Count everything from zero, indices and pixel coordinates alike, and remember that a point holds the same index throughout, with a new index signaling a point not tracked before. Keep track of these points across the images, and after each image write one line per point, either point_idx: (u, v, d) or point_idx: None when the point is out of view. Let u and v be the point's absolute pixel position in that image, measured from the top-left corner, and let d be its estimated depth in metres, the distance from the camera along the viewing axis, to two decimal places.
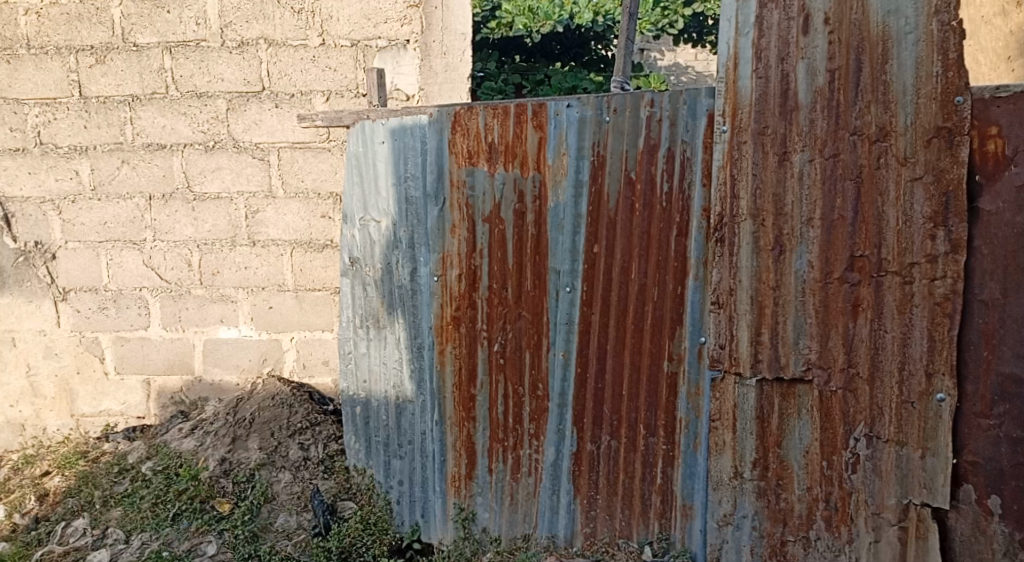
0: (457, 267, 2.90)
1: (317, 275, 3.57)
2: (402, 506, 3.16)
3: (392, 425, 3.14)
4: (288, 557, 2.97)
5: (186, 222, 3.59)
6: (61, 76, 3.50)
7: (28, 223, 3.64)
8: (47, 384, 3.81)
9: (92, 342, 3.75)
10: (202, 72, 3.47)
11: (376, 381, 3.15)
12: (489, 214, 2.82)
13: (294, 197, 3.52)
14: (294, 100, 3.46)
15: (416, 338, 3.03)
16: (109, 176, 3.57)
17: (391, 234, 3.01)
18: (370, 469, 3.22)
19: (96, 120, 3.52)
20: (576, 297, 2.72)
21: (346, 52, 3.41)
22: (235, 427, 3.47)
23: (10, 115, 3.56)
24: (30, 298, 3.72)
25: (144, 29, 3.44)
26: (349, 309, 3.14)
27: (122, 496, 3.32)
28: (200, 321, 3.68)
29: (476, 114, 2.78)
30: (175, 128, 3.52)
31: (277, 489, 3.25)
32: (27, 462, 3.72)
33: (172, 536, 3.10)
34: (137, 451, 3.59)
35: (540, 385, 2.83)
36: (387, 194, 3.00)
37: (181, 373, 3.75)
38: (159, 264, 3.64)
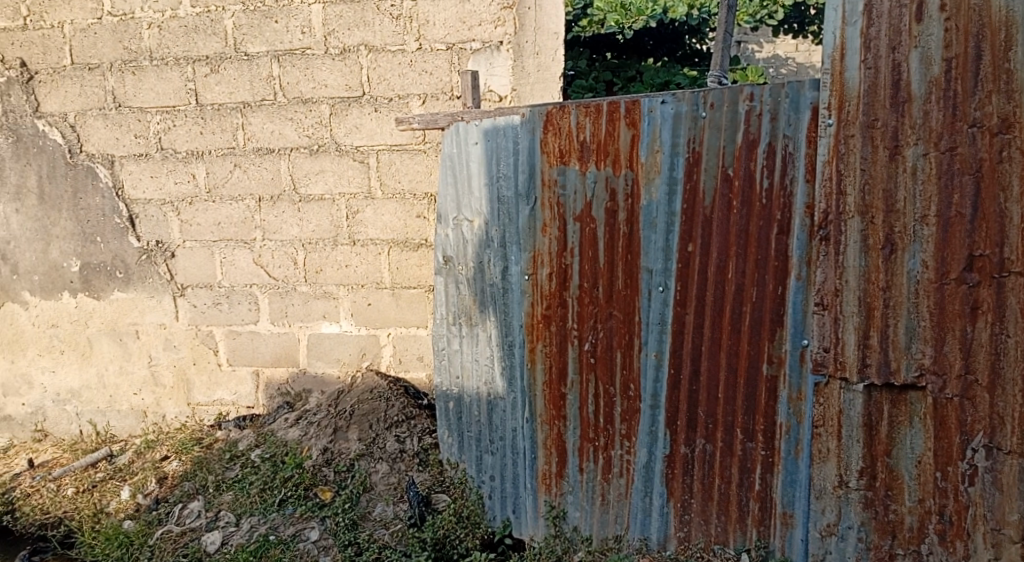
0: (548, 266, 2.92)
1: (413, 274, 3.69)
2: (493, 501, 3.23)
3: (483, 421, 3.21)
4: (385, 546, 3.06)
5: (292, 223, 3.76)
6: (179, 86, 3.72)
7: (150, 224, 3.88)
8: (167, 374, 4.06)
9: (207, 335, 3.98)
10: (307, 79, 3.62)
11: (467, 377, 3.23)
12: (580, 213, 2.82)
13: (392, 198, 3.64)
14: (393, 104, 3.56)
15: (507, 336, 3.08)
16: (222, 179, 3.78)
17: (483, 234, 3.07)
18: (462, 463, 3.31)
19: (211, 126, 3.73)
20: (670, 297, 2.69)
21: (442, 55, 3.49)
22: (336, 419, 3.62)
23: (134, 123, 3.79)
24: (152, 294, 3.97)
25: (255, 39, 3.62)
26: (443, 307, 3.23)
27: (233, 481, 3.52)
28: (304, 317, 3.85)
29: (568, 113, 2.78)
30: (283, 133, 3.69)
31: (375, 479, 3.35)
32: (148, 446, 3.98)
33: (279, 521, 3.24)
34: (247, 439, 3.79)
35: (632, 386, 2.81)
36: (480, 194, 3.05)
37: (286, 365, 3.94)
38: (268, 262, 3.83)
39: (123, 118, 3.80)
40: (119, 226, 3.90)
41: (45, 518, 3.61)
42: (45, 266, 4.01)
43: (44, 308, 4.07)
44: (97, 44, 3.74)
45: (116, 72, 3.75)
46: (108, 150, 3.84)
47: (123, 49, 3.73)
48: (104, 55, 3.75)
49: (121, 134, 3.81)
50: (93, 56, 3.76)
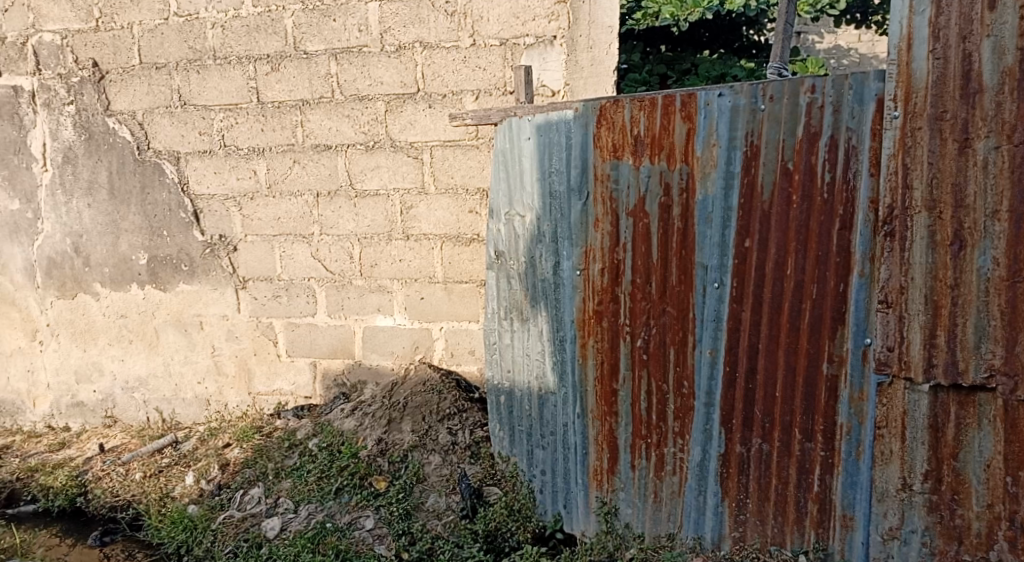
0: (601, 261, 2.91)
1: (465, 268, 3.72)
2: (545, 495, 3.25)
3: (534, 415, 3.23)
4: (438, 536, 3.11)
5: (348, 217, 3.83)
6: (242, 84, 3.82)
7: (214, 218, 4.00)
8: (229, 364, 4.18)
9: (267, 326, 4.09)
10: (363, 76, 3.68)
11: (519, 371, 3.24)
12: (633, 208, 2.80)
13: (445, 193, 3.67)
14: (446, 100, 3.59)
15: (558, 331, 3.08)
16: (282, 175, 3.87)
17: (535, 229, 3.07)
18: (513, 457, 3.34)
19: (272, 123, 3.83)
20: (726, 294, 2.65)
21: (495, 51, 3.50)
22: (390, 410, 3.68)
23: (199, 121, 3.90)
24: (215, 286, 4.09)
25: (314, 37, 3.70)
26: (495, 301, 3.25)
27: (292, 469, 3.61)
28: (359, 310, 3.93)
29: (622, 107, 2.76)
30: (340, 130, 3.76)
31: (428, 470, 3.39)
32: (212, 434, 4.12)
33: (335, 509, 3.32)
34: (305, 428, 3.88)
35: (685, 383, 2.79)
36: (532, 189, 3.06)
37: (342, 357, 4.02)
38: (325, 256, 3.91)
39: (188, 116, 3.91)
40: (184, 220, 4.02)
41: (115, 500, 3.75)
42: (114, 259, 4.15)
43: (114, 299, 4.21)
44: (164, 44, 3.86)
45: (181, 71, 3.87)
46: (174, 147, 3.96)
47: (189, 49, 3.84)
48: (170, 55, 3.87)
49: (186, 131, 3.93)
50: (161, 56, 3.88)
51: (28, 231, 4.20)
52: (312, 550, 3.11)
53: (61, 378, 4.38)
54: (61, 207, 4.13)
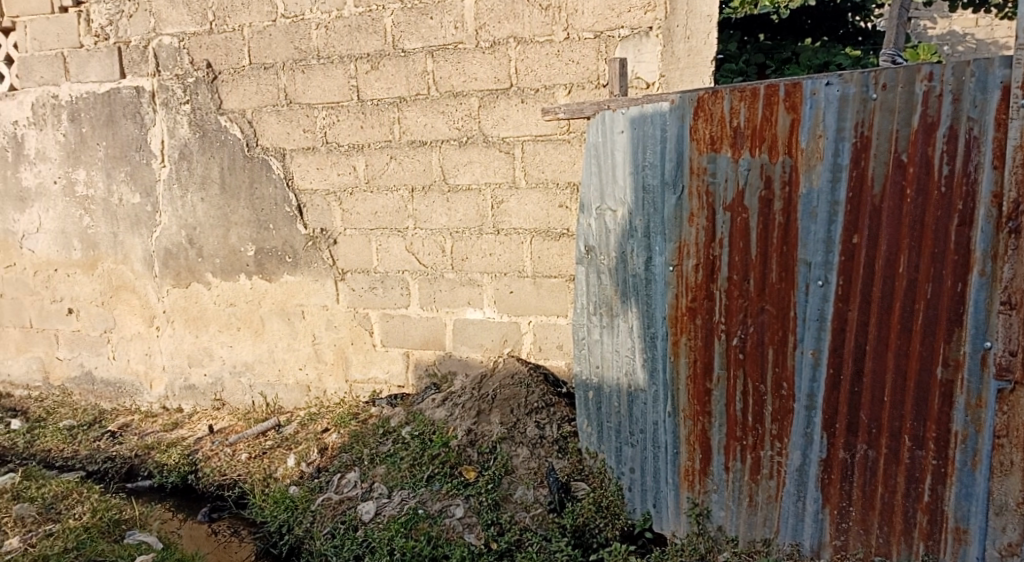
0: (695, 257, 2.85)
1: (554, 262, 3.74)
2: (633, 493, 3.22)
3: (623, 412, 3.20)
4: (526, 529, 3.14)
5: (441, 212, 3.90)
6: (343, 83, 3.95)
7: (316, 212, 4.15)
8: (328, 352, 4.34)
9: (363, 317, 4.22)
10: (458, 73, 3.73)
11: (608, 367, 3.22)
12: (731, 202, 2.73)
13: (535, 187, 3.69)
14: (539, 94, 3.61)
15: (649, 327, 3.04)
16: (379, 170, 3.98)
17: (626, 224, 3.03)
18: (601, 453, 3.33)
19: (370, 120, 3.94)
20: (830, 292, 2.57)
21: (589, 44, 3.48)
22: (479, 402, 3.72)
23: (303, 119, 4.06)
24: (316, 277, 4.25)
25: (412, 35, 3.78)
26: (585, 296, 3.25)
27: (385, 455, 3.71)
28: (451, 303, 4.00)
29: (721, 98, 2.69)
30: (435, 126, 3.82)
31: (516, 462, 3.42)
32: (311, 419, 4.30)
33: (426, 496, 3.38)
34: (398, 416, 3.98)
35: (784, 384, 2.72)
36: (625, 183, 3.02)
37: (434, 348, 4.10)
38: (419, 250, 4.00)
39: (293, 114, 4.08)
40: (288, 214, 4.19)
41: (223, 479, 3.96)
42: (225, 251, 4.37)
43: (224, 289, 4.44)
44: (271, 45, 4.04)
45: (287, 71, 4.03)
46: (279, 144, 4.14)
47: (295, 49, 4.00)
48: (277, 55, 4.04)
49: (291, 129, 4.10)
50: (269, 56, 4.06)
51: (148, 223, 4.47)
52: (405, 534, 3.20)
53: (175, 362, 4.65)
54: (177, 200, 4.37)
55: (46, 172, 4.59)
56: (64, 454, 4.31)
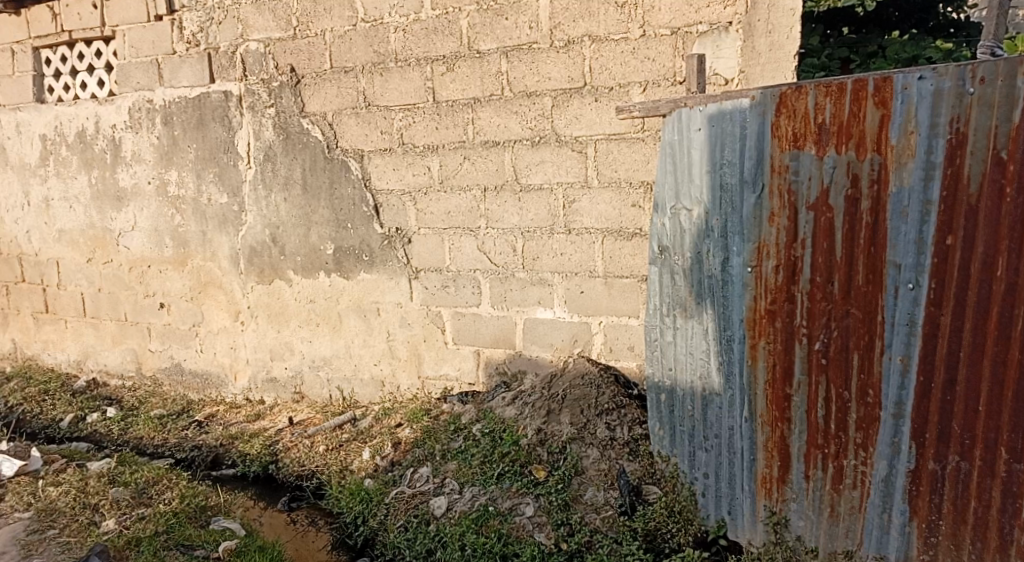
0: (775, 258, 2.80)
1: (626, 263, 3.71)
2: (707, 499, 3.16)
3: (697, 416, 3.14)
4: (596, 530, 3.14)
5: (513, 212, 3.92)
6: (420, 85, 4.01)
7: (392, 212, 4.23)
8: (402, 348, 4.42)
9: (436, 315, 4.27)
10: (532, 72, 3.74)
11: (681, 370, 3.16)
12: (814, 201, 2.68)
13: (608, 186, 3.67)
14: (613, 93, 3.59)
15: (725, 330, 2.98)
16: (453, 171, 4.02)
17: (702, 223, 2.97)
18: (674, 457, 3.26)
19: (446, 121, 3.99)
20: (921, 295, 2.54)
21: (666, 41, 3.45)
22: (549, 401, 3.72)
23: (381, 120, 4.14)
24: (391, 276, 4.33)
25: (487, 37, 3.81)
26: (657, 297, 3.18)
27: (457, 452, 3.75)
28: (522, 302, 4.01)
29: (805, 94, 2.65)
30: (508, 126, 3.84)
31: (586, 464, 3.41)
32: (385, 413, 4.39)
33: (497, 493, 3.41)
34: (469, 413, 4.02)
35: (871, 391, 2.68)
36: (700, 182, 2.96)
37: (504, 347, 4.12)
38: (491, 249, 4.03)
39: (371, 116, 4.17)
40: (365, 214, 4.29)
41: (302, 470, 4.09)
42: (306, 249, 4.50)
43: (304, 286, 4.57)
44: (351, 49, 4.14)
45: (367, 74, 4.13)
46: (358, 145, 4.24)
47: (374, 53, 4.09)
48: (357, 59, 4.14)
49: (370, 131, 4.19)
50: (348, 60, 4.16)
51: (235, 222, 4.65)
52: (476, 530, 3.23)
53: (258, 355, 4.81)
54: (261, 200, 4.54)
55: (141, 173, 4.84)
56: (155, 441, 4.52)
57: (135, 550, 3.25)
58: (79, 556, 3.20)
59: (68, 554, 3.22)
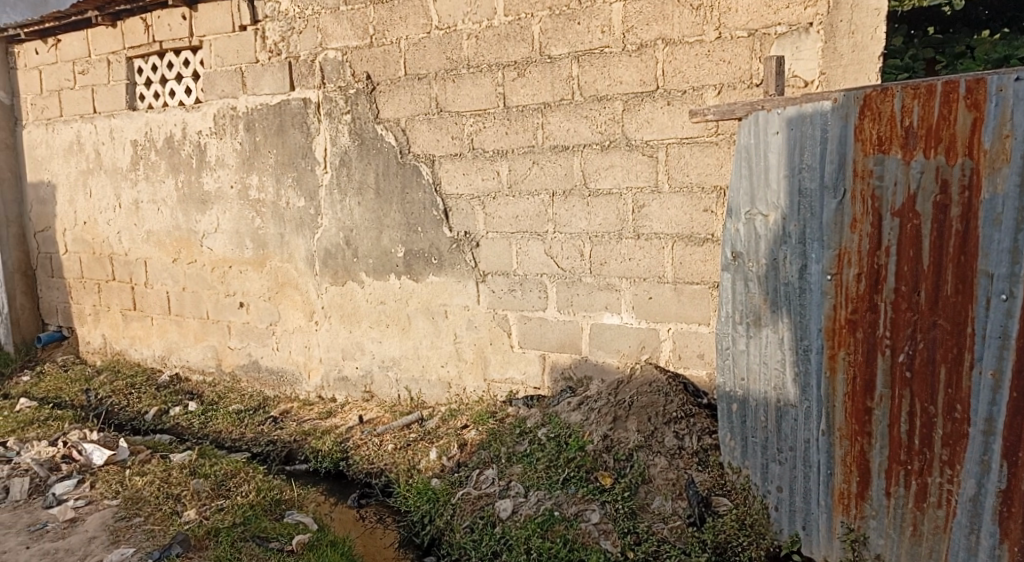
0: (856, 266, 2.72)
1: (697, 268, 3.65)
2: (780, 513, 3.09)
3: (771, 427, 3.06)
4: (664, 540, 3.09)
5: (581, 216, 3.91)
6: (491, 91, 4.04)
7: (461, 216, 4.28)
8: (468, 351, 4.44)
9: (502, 318, 4.29)
10: (603, 76, 3.73)
11: (754, 380, 3.09)
12: (900, 207, 2.60)
13: (679, 191, 3.62)
14: (686, 96, 3.54)
15: (802, 339, 2.91)
16: (522, 176, 4.04)
17: (779, 229, 2.91)
18: (745, 469, 3.20)
19: (516, 125, 4.00)
20: (1016, 307, 2.44)
21: (743, 43, 3.39)
22: (616, 408, 3.68)
23: (452, 126, 4.20)
24: (459, 279, 4.37)
25: (559, 42, 3.82)
26: (730, 304, 3.12)
27: (522, 455, 3.76)
28: (589, 307, 3.99)
29: (891, 96, 2.58)
30: (578, 131, 3.84)
31: (654, 472, 3.36)
32: (452, 415, 4.43)
33: (562, 498, 3.39)
34: (535, 417, 4.02)
35: (958, 406, 2.59)
36: (778, 186, 2.90)
37: (570, 352, 4.11)
38: (558, 253, 4.02)
39: (443, 122, 4.22)
40: (435, 218, 4.34)
41: (371, 467, 4.16)
42: (377, 252, 4.59)
43: (375, 287, 4.66)
44: (425, 57, 4.21)
45: (439, 81, 4.19)
46: (429, 150, 4.30)
47: (447, 60, 4.16)
48: (430, 65, 4.21)
49: (441, 136, 4.24)
50: (422, 67, 4.24)
51: (311, 225, 4.79)
52: (541, 535, 3.24)
53: (330, 354, 4.93)
54: (336, 204, 4.65)
55: (224, 178, 5.04)
56: (233, 435, 4.69)
57: (214, 540, 3.37)
58: (163, 543, 3.34)
59: (153, 541, 3.36)
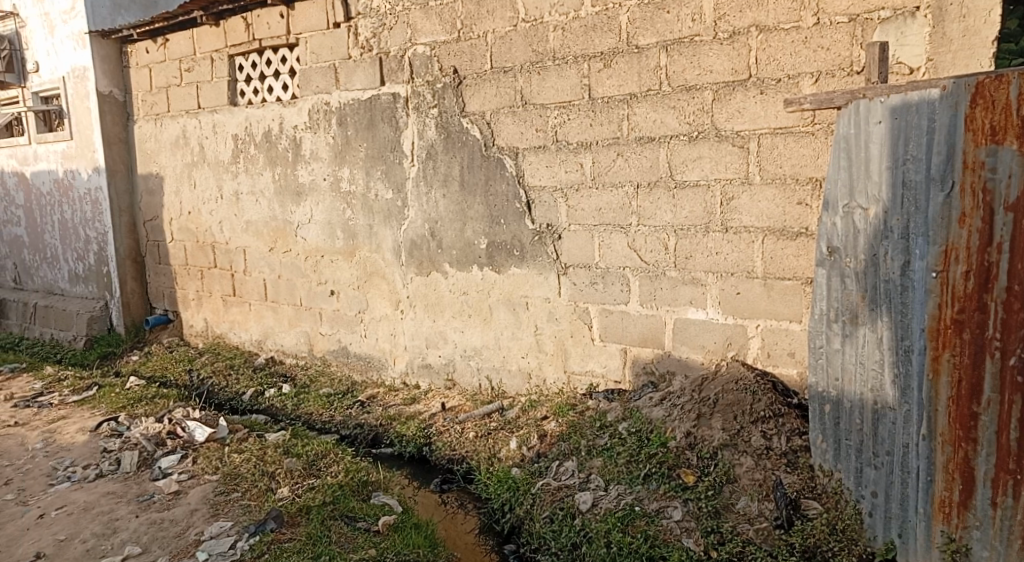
0: (965, 263, 2.61)
1: (788, 264, 3.53)
2: (875, 519, 2.96)
3: (867, 431, 2.95)
4: (750, 541, 3.02)
5: (667, 209, 3.85)
6: (576, 82, 4.03)
7: (543, 208, 4.29)
8: (549, 343, 4.45)
9: (583, 311, 4.27)
10: (692, 66, 3.66)
11: (849, 380, 2.99)
12: (1014, 201, 2.49)
13: (771, 183, 3.52)
14: (781, 84, 3.43)
15: (903, 340, 2.80)
16: (606, 168, 4.01)
17: (880, 224, 2.81)
18: (837, 472, 3.09)
19: (601, 117, 3.98)
20: None
21: (843, 28, 3.25)
22: (700, 405, 3.61)
23: (536, 118, 4.20)
24: (541, 271, 4.37)
25: (647, 31, 3.77)
26: (825, 301, 3.04)
27: (602, 449, 3.74)
28: (673, 301, 3.93)
29: (1007, 84, 2.48)
30: (665, 122, 3.78)
31: (740, 472, 3.29)
32: (532, 406, 4.44)
33: (643, 494, 3.38)
34: (615, 411, 3.99)
35: None
36: (879, 179, 2.80)
37: (653, 346, 4.05)
38: (641, 247, 3.98)
39: (528, 114, 4.23)
40: (518, 210, 4.37)
41: (453, 454, 4.24)
42: (461, 244, 4.65)
43: (459, 278, 4.73)
44: (511, 49, 4.24)
45: (525, 73, 4.21)
46: (514, 143, 4.32)
47: (532, 52, 4.17)
48: (516, 58, 4.23)
49: (525, 129, 4.26)
50: (508, 60, 4.26)
51: (398, 217, 4.90)
52: (622, 529, 3.23)
53: (415, 342, 5.04)
54: (422, 196, 4.74)
55: (318, 170, 5.22)
56: (323, 417, 4.87)
57: (306, 517, 3.51)
58: (259, 518, 3.51)
59: (250, 516, 3.54)
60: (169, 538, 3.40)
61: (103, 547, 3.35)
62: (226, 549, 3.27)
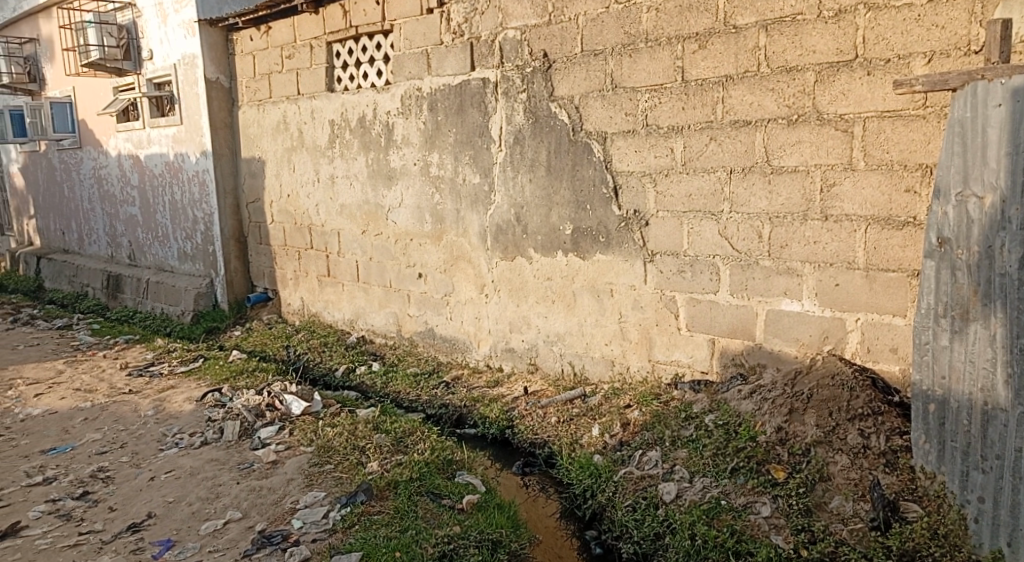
0: None
1: (893, 255, 3.37)
2: (981, 526, 2.79)
3: (975, 432, 2.79)
4: (843, 542, 2.93)
5: (761, 195, 3.73)
6: (669, 65, 3.95)
7: (631, 193, 4.24)
8: (633, 331, 4.40)
9: (670, 299, 4.20)
10: (793, 46, 3.52)
11: (957, 379, 2.84)
12: None
13: (876, 169, 3.36)
14: (890, 65, 3.26)
15: (1018, 337, 2.62)
16: (698, 153, 3.92)
17: (997, 213, 2.66)
18: (940, 475, 2.94)
19: (693, 101, 3.89)
20: None
21: (961, 5, 3.06)
22: (792, 399, 3.50)
23: (626, 102, 4.15)
24: (627, 257, 4.32)
25: (746, 11, 3.65)
26: (933, 295, 2.90)
27: (688, 440, 3.69)
28: (766, 292, 3.81)
29: None
30: (763, 104, 3.65)
31: (833, 470, 3.19)
32: (615, 393, 4.41)
33: (730, 488, 3.31)
34: (702, 403, 3.92)
35: None
36: (997, 165, 2.66)
37: (743, 337, 3.95)
38: (733, 234, 3.88)
39: (618, 98, 4.18)
40: (605, 195, 4.33)
41: (535, 438, 4.26)
42: (546, 229, 4.65)
43: (543, 263, 4.73)
44: (603, 32, 4.20)
45: (616, 56, 4.16)
46: (602, 128, 4.28)
47: (625, 34, 4.11)
48: (608, 41, 4.19)
49: (615, 113, 4.21)
50: (599, 43, 4.22)
51: (485, 201, 4.94)
52: (707, 522, 3.18)
53: (499, 326, 5.08)
54: (509, 181, 4.76)
55: (409, 155, 5.33)
56: (410, 396, 5.00)
57: (394, 491, 3.61)
58: (350, 490, 3.64)
59: (341, 487, 3.68)
60: (267, 505, 3.58)
61: (206, 511, 3.56)
62: (319, 518, 3.41)
